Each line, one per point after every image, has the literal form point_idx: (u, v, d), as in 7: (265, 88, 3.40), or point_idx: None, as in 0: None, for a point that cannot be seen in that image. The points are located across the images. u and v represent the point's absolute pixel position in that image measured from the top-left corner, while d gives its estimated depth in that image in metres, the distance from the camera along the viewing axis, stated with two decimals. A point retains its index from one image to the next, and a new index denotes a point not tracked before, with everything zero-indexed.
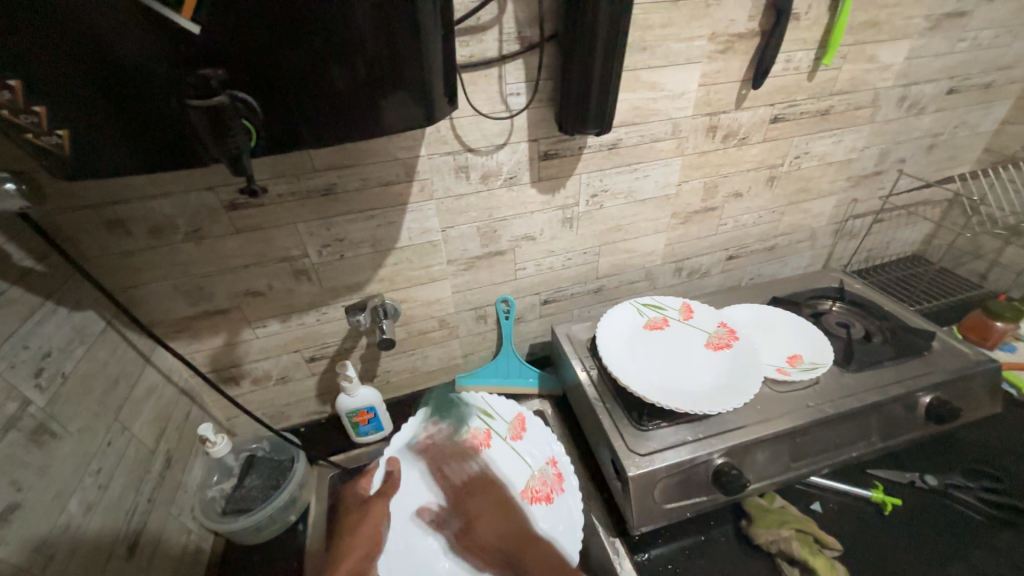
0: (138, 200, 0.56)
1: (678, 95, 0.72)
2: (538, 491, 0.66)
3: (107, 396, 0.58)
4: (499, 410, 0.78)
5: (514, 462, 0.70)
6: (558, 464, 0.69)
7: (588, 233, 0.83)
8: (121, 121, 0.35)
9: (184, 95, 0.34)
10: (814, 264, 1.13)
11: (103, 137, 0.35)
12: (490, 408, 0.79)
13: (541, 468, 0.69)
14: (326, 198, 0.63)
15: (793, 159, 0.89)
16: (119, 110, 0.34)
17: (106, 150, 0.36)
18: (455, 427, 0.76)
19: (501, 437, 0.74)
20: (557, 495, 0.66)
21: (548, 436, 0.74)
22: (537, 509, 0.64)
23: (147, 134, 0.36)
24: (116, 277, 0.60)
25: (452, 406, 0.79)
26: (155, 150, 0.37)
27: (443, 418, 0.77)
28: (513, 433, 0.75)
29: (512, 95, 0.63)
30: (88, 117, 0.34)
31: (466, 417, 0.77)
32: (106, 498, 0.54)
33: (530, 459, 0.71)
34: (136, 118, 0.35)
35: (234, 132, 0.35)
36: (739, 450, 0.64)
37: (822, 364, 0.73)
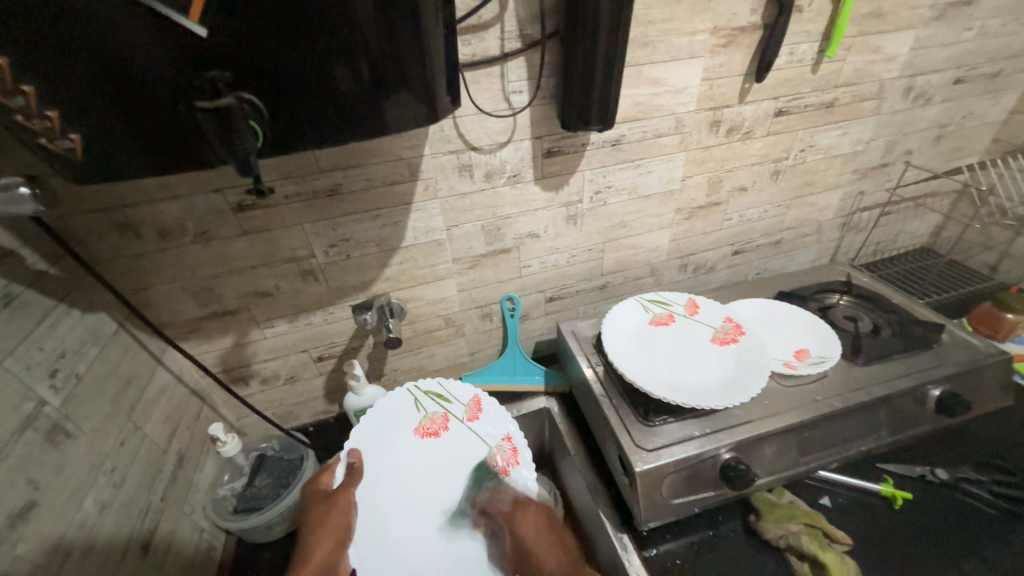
0: (147, 203, 0.56)
1: (681, 90, 0.72)
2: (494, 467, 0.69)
3: (120, 397, 0.59)
4: (454, 391, 0.78)
5: (472, 444, 0.72)
6: (514, 440, 0.72)
7: (592, 230, 0.83)
8: (129, 124, 0.35)
9: (192, 99, 0.35)
10: (821, 258, 1.12)
11: (114, 141, 0.36)
12: (445, 390, 0.79)
13: (500, 445, 0.71)
14: (331, 198, 0.64)
15: (798, 153, 0.88)
16: (129, 114, 0.35)
17: (116, 154, 0.37)
18: (411, 411, 0.75)
19: (458, 419, 0.75)
20: (513, 468, 0.69)
21: (504, 414, 0.75)
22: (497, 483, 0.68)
23: (155, 137, 0.36)
24: (126, 280, 0.61)
25: (403, 390, 0.78)
26: (164, 153, 0.37)
27: (397, 405, 0.75)
28: (470, 413, 0.75)
29: (514, 93, 0.63)
30: (99, 121, 0.35)
31: (420, 400, 0.77)
32: (121, 497, 0.55)
33: (488, 437, 0.73)
34: (145, 122, 0.35)
35: (241, 134, 0.36)
36: (746, 445, 0.64)
37: (830, 359, 0.73)
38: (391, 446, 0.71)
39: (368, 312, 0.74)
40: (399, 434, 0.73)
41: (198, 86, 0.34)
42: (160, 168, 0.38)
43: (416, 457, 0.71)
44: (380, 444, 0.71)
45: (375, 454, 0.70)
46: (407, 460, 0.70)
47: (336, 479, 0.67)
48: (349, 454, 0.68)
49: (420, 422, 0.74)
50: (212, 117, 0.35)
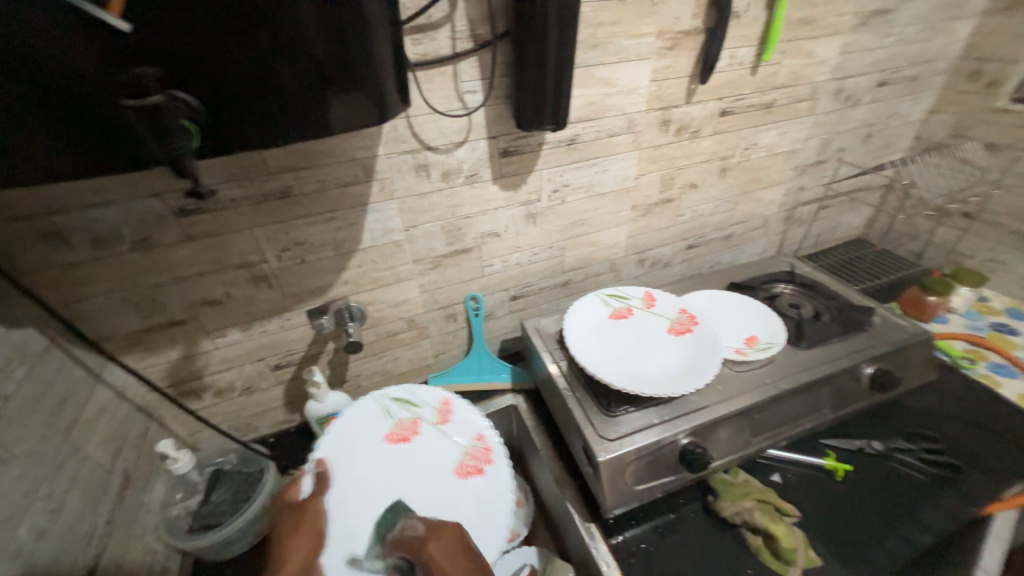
0: (78, 210, 0.53)
1: (631, 91, 0.74)
2: (471, 467, 0.67)
3: (56, 417, 0.55)
4: (421, 397, 0.77)
5: (445, 446, 0.70)
6: (485, 438, 0.71)
7: (551, 228, 0.85)
8: (50, 120, 0.33)
9: (121, 95, 0.33)
10: (768, 250, 1.19)
11: (32, 137, 0.34)
12: (414, 397, 0.77)
13: (471, 445, 0.70)
14: (283, 201, 0.62)
15: (743, 151, 0.93)
16: (49, 109, 0.33)
17: (37, 152, 0.35)
18: (379, 419, 0.73)
19: (428, 423, 0.73)
20: (488, 466, 0.67)
21: (474, 415, 0.74)
22: (474, 482, 0.65)
23: (80, 134, 0.34)
24: (57, 292, 0.57)
25: (371, 398, 0.75)
26: (89, 152, 0.35)
27: (362, 415, 0.73)
28: (440, 417, 0.73)
29: (468, 93, 0.64)
30: (14, 116, 0.32)
31: (389, 408, 0.74)
32: (61, 523, 0.51)
33: (460, 438, 0.71)
34: (68, 118, 0.33)
35: (174, 132, 0.35)
36: (702, 429, 0.67)
37: (776, 344, 0.77)
38: (359, 455, 0.67)
39: (325, 317, 0.72)
40: (367, 442, 0.69)
41: (126, 82, 0.33)
42: (86, 169, 0.36)
43: (387, 463, 0.67)
44: (350, 452, 0.68)
45: (343, 461, 0.66)
46: (377, 466, 0.66)
47: (304, 491, 0.62)
48: (317, 463, 0.65)
49: (389, 429, 0.71)
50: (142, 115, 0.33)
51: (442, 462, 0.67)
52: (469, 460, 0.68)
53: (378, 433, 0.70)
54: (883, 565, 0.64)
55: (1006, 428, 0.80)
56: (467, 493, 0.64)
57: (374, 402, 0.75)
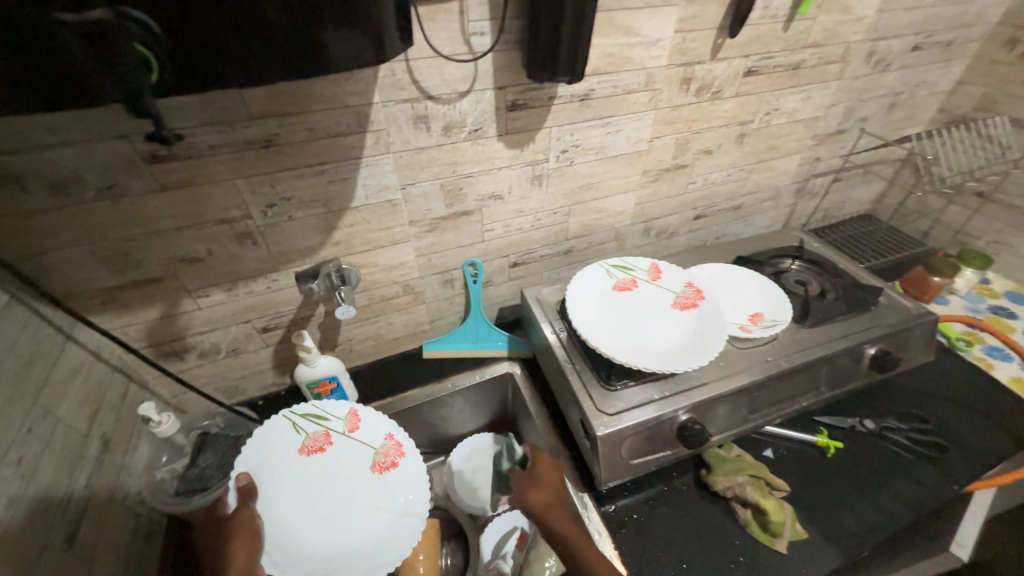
0: (32, 150, 0.47)
1: (653, 42, 0.67)
2: (385, 463, 0.69)
3: (23, 379, 0.51)
4: (331, 408, 0.73)
5: (359, 451, 0.69)
6: (396, 434, 0.71)
7: (557, 191, 0.80)
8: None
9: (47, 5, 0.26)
10: (775, 223, 1.15)
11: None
12: (322, 409, 0.73)
13: (383, 444, 0.70)
14: (267, 150, 0.56)
15: (764, 116, 0.87)
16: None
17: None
18: (289, 436, 0.69)
19: (340, 432, 0.70)
20: (402, 459, 0.69)
21: (382, 416, 0.73)
22: (391, 477, 0.67)
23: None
24: (15, 244, 0.51)
25: (279, 418, 0.70)
26: (5, 76, 0.28)
27: (265, 435, 0.68)
28: (350, 425, 0.71)
29: (475, 34, 0.57)
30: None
31: (297, 422, 0.70)
32: (32, 489, 0.48)
33: (372, 439, 0.70)
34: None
35: (126, 59, 0.29)
36: (702, 406, 0.66)
37: (782, 322, 0.75)
38: (273, 473, 0.65)
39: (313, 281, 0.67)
40: (279, 459, 0.67)
41: None
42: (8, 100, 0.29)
43: (304, 476, 0.66)
44: (267, 468, 0.65)
45: (263, 478, 0.64)
46: (294, 483, 0.65)
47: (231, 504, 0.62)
48: (237, 479, 0.62)
49: (301, 443, 0.68)
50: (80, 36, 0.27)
51: (358, 463, 0.68)
52: (380, 459, 0.69)
53: (289, 450, 0.67)
54: (866, 539, 0.66)
55: (996, 410, 0.81)
56: (386, 489, 0.67)
57: (281, 419, 0.70)
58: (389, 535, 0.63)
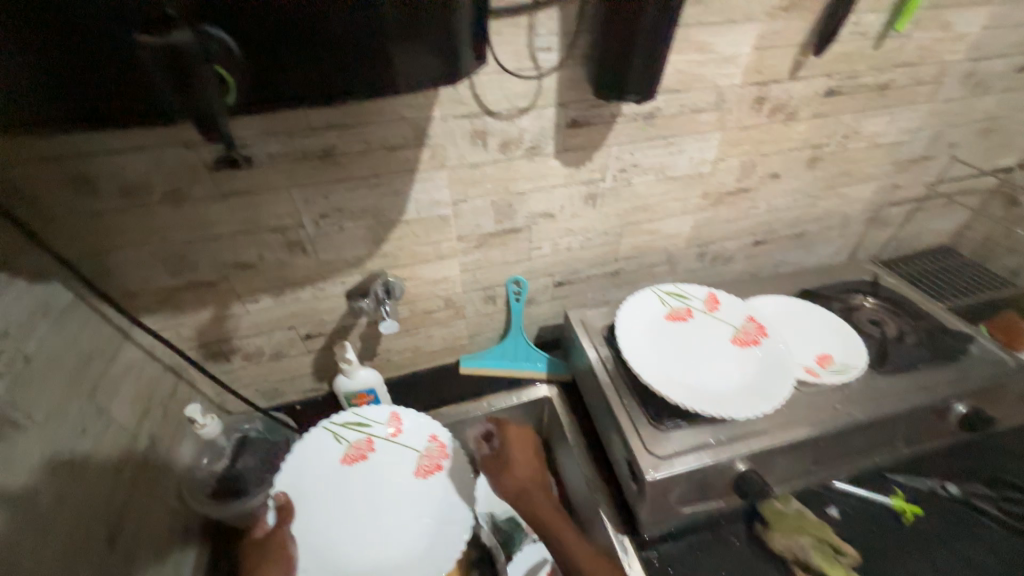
0: (105, 154, 0.48)
1: (728, 59, 0.63)
2: (429, 467, 0.68)
3: (81, 375, 0.52)
4: (371, 413, 0.72)
5: (403, 455, 0.69)
6: (439, 436, 0.70)
7: (611, 211, 0.76)
8: (32, 40, 0.26)
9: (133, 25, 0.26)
10: (841, 253, 1.06)
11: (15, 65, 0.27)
12: (362, 415, 0.72)
13: (427, 447, 0.70)
14: (324, 162, 0.55)
15: (841, 139, 0.80)
16: (35, 25, 0.25)
17: (31, 91, 0.28)
18: (331, 446, 0.69)
19: (383, 437, 0.71)
20: (446, 462, 0.69)
21: (426, 417, 0.72)
22: (436, 482, 0.67)
23: (80, 67, 0.27)
24: (84, 243, 0.53)
25: (318, 429, 0.69)
26: (85, 92, 0.28)
27: (307, 443, 0.68)
28: (393, 429, 0.71)
29: (542, 49, 0.54)
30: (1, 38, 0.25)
31: (338, 432, 0.70)
32: (83, 485, 0.49)
33: (415, 443, 0.70)
34: (61, 47, 0.26)
35: (201, 80, 0.28)
36: (763, 456, 0.60)
37: (855, 368, 0.68)
38: (318, 483, 0.66)
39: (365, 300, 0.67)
40: (322, 469, 0.67)
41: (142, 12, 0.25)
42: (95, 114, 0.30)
43: (348, 486, 0.66)
44: (308, 481, 0.66)
45: (303, 492, 0.65)
46: (339, 491, 0.66)
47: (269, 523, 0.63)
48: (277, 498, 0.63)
49: (344, 452, 0.69)
50: (159, 56, 0.26)
51: (402, 469, 0.68)
52: (424, 463, 0.69)
53: (331, 460, 0.68)
54: None
55: None
56: (432, 495, 0.66)
57: (320, 429, 0.69)
58: (432, 545, 0.62)
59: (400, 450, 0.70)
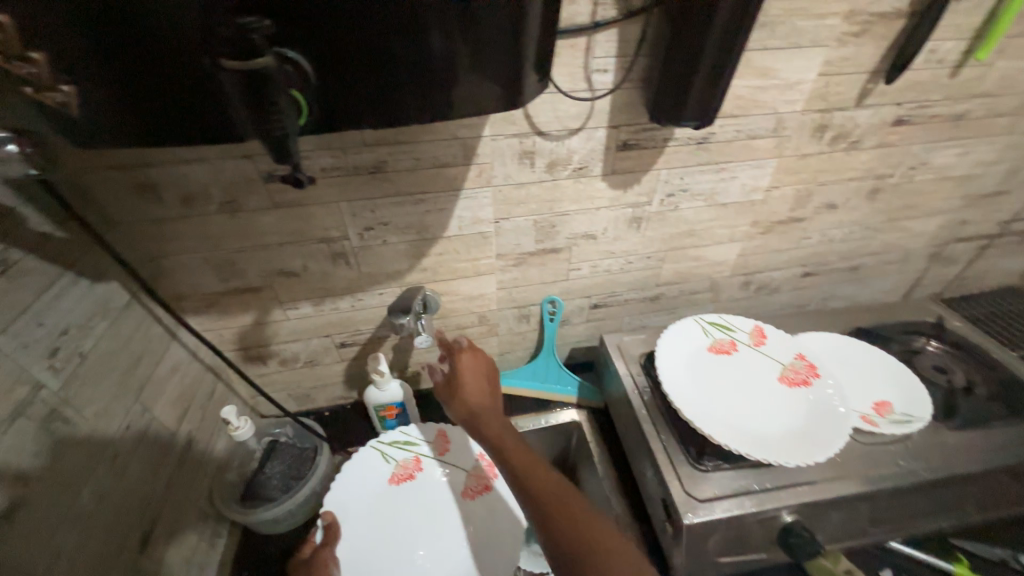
0: (170, 163, 0.49)
1: (791, 85, 0.60)
2: (477, 487, 0.69)
3: (129, 375, 0.54)
4: (417, 432, 0.74)
5: (449, 475, 0.70)
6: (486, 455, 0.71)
7: (655, 236, 0.73)
8: (121, 64, 0.26)
9: (215, 53, 0.26)
10: (897, 289, 1.00)
11: (103, 88, 0.27)
12: (408, 434, 0.74)
13: (474, 466, 0.71)
14: (373, 177, 0.55)
15: (906, 170, 0.76)
16: (124, 48, 0.26)
17: (115, 113, 0.29)
18: (379, 465, 0.70)
19: (430, 457, 0.72)
20: (493, 482, 0.69)
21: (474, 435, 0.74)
22: (483, 502, 0.68)
23: (163, 89, 0.28)
24: (143, 247, 0.55)
25: (367, 449, 0.71)
26: (164, 112, 0.29)
27: (356, 460, 0.69)
28: (439, 448, 0.73)
29: (598, 71, 0.53)
30: (94, 62, 0.26)
31: (385, 451, 0.71)
32: (122, 486, 0.50)
33: (462, 461, 0.71)
34: (147, 70, 0.27)
35: (278, 107, 0.27)
36: (813, 509, 0.56)
37: (917, 419, 0.63)
38: (366, 501, 0.67)
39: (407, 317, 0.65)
40: (371, 488, 0.68)
41: (227, 37, 0.24)
42: (173, 136, 0.30)
43: (395, 506, 0.67)
44: (354, 499, 0.66)
45: (349, 511, 0.65)
46: (388, 510, 0.66)
47: (314, 541, 0.61)
48: (323, 516, 0.62)
49: (391, 471, 0.70)
50: (241, 82, 0.26)
51: (448, 490, 0.69)
52: (471, 483, 0.69)
53: (380, 479, 0.69)
54: None
55: None
56: (480, 516, 0.67)
57: (369, 448, 0.71)
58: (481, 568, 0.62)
59: (447, 470, 0.71)
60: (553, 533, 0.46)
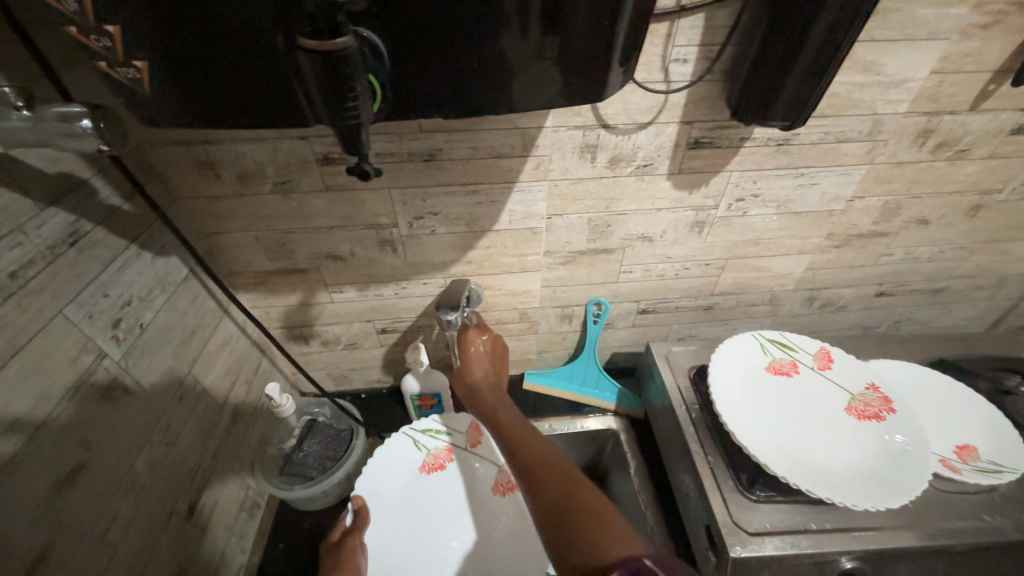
0: (230, 142, 0.49)
1: (896, 84, 0.53)
2: (507, 483, 0.69)
3: (183, 348, 0.55)
4: (450, 421, 0.73)
5: (480, 468, 0.71)
6: None
7: (717, 242, 0.68)
8: (193, 37, 0.25)
9: (294, 32, 0.24)
10: (985, 317, 0.89)
11: (172, 65, 0.26)
12: (439, 423, 0.73)
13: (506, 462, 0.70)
14: (427, 164, 0.54)
15: (1018, 186, 0.66)
16: (198, 24, 0.25)
17: (181, 93, 0.28)
18: (411, 452, 0.70)
19: (461, 447, 0.71)
20: None
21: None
22: (512, 499, 0.68)
23: (231, 68, 0.26)
24: (202, 223, 0.56)
25: (400, 435, 0.70)
26: (231, 93, 0.28)
27: (389, 444, 0.68)
28: (471, 440, 0.72)
29: (676, 61, 0.49)
30: (166, 36, 0.25)
31: (418, 438, 0.71)
32: (173, 456, 0.51)
33: (494, 456, 0.71)
34: (218, 46, 0.25)
35: (356, 93, 0.26)
36: (878, 557, 0.51)
37: (1009, 470, 0.55)
38: (398, 487, 0.67)
39: (455, 312, 0.59)
40: (403, 474, 0.68)
41: (311, 12, 0.23)
42: (238, 118, 0.29)
43: (426, 494, 0.68)
44: (385, 485, 0.66)
45: (381, 499, 0.65)
46: (418, 498, 0.67)
47: (345, 523, 0.61)
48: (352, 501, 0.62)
49: (423, 460, 0.69)
50: (318, 64, 0.24)
51: (476, 483, 0.70)
52: (502, 477, 0.70)
53: (411, 467, 0.69)
54: None
55: None
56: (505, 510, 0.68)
57: (402, 434, 0.70)
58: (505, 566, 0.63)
59: (477, 462, 0.71)
60: (547, 502, 0.43)
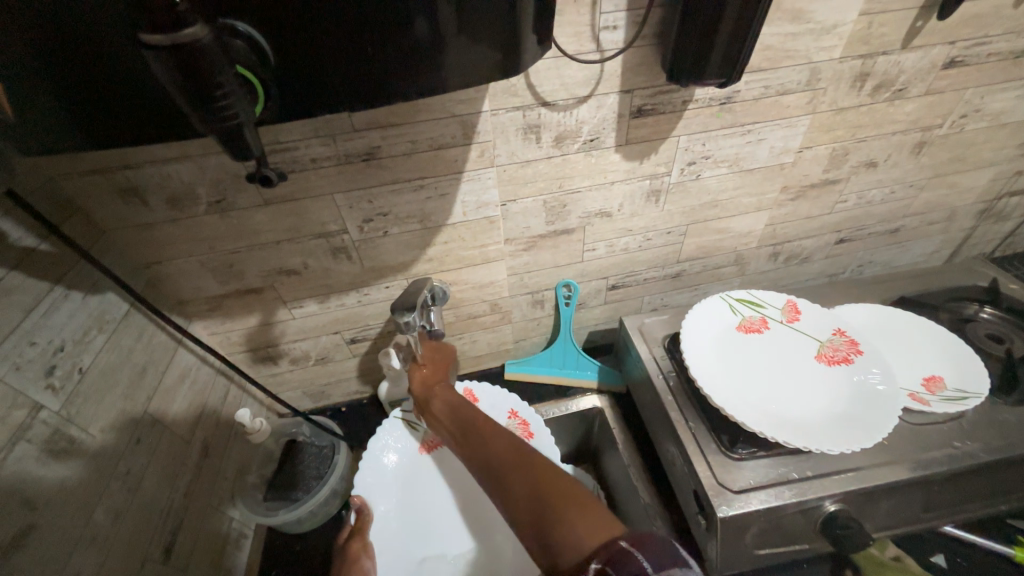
0: (151, 164, 0.46)
1: (828, 29, 0.53)
2: None
3: (135, 387, 0.52)
4: None
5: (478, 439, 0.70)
6: (520, 413, 0.71)
7: (676, 209, 0.68)
8: (63, 33, 0.24)
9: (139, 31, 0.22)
10: (941, 250, 0.92)
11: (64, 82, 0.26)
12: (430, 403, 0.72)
13: (508, 422, 0.70)
14: (368, 164, 0.51)
15: (957, 119, 0.68)
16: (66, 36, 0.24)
17: (58, 94, 0.26)
18: (407, 436, 0.69)
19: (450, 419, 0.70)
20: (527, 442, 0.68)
21: (503, 393, 0.74)
22: None
23: (112, 67, 0.26)
24: (140, 252, 0.53)
25: (391, 420, 0.69)
26: (124, 105, 0.27)
27: (383, 434, 0.68)
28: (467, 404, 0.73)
29: (606, 28, 0.47)
30: (36, 40, 0.24)
31: (410, 419, 0.70)
32: (138, 500, 0.49)
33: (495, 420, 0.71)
34: (104, 53, 0.25)
35: (224, 91, 0.24)
36: (859, 497, 0.52)
37: (973, 395, 0.57)
38: (399, 474, 0.66)
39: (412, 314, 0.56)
40: (403, 459, 0.67)
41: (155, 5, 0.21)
42: (144, 129, 0.29)
43: (429, 475, 0.68)
44: (384, 476, 0.65)
45: (381, 494, 0.63)
46: (422, 480, 0.67)
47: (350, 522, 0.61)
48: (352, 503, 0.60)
49: (421, 440, 0.69)
50: (171, 62, 0.22)
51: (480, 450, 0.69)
52: None
53: (411, 450, 0.68)
54: None
55: None
56: None
57: (394, 420, 0.69)
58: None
59: None
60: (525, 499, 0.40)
